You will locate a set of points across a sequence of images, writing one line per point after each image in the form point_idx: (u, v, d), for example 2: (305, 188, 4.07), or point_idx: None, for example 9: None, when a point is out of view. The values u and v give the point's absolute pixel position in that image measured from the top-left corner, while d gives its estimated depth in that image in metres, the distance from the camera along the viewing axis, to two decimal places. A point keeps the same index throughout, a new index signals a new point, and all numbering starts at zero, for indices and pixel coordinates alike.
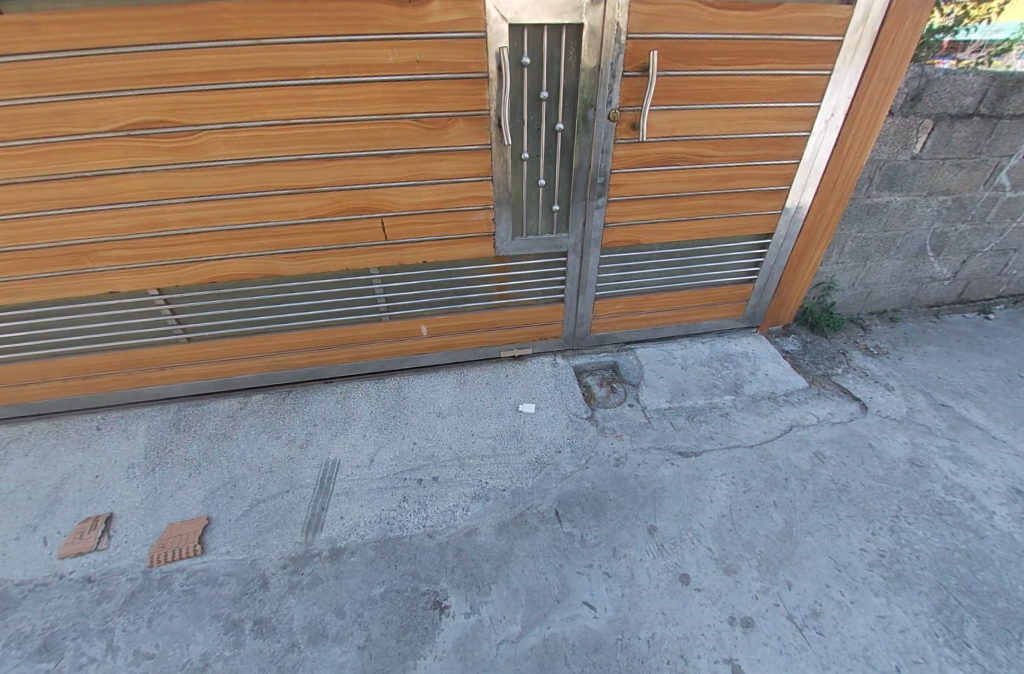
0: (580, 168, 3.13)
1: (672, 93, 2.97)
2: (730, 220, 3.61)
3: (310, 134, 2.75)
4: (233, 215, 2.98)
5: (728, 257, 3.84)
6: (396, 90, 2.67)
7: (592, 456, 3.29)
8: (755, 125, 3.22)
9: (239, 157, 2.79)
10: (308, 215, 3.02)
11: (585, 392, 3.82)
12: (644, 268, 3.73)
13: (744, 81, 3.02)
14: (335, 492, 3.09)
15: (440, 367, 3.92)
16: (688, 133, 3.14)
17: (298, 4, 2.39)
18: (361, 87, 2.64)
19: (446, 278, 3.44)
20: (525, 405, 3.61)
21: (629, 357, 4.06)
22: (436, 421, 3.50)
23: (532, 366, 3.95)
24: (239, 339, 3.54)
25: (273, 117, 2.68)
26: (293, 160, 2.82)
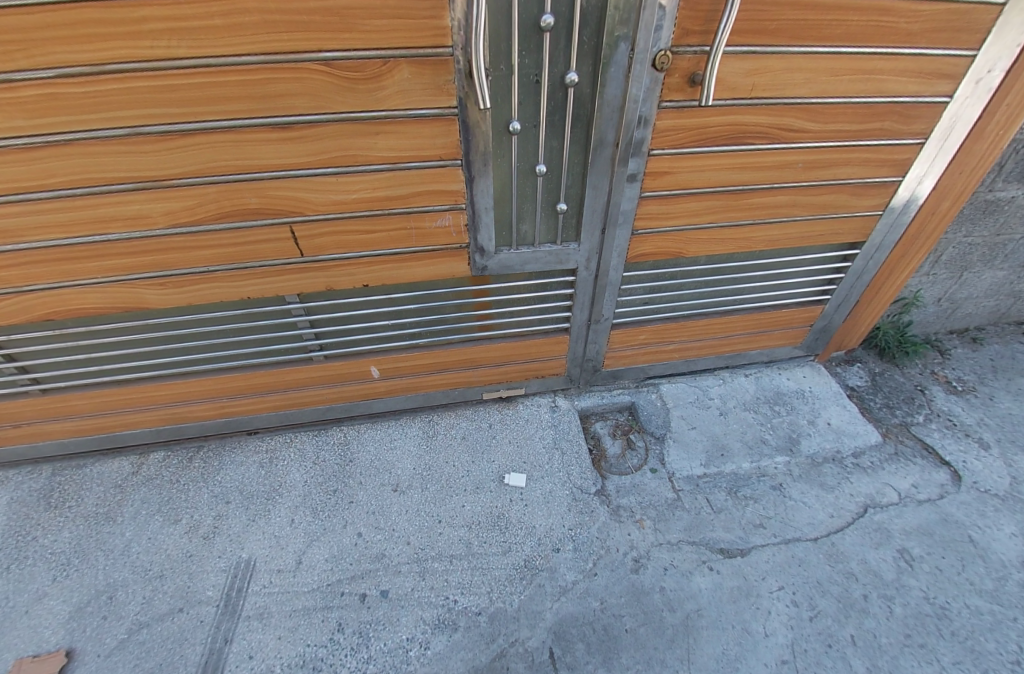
0: (600, 147, 2.00)
1: (759, 26, 1.80)
2: (810, 224, 2.52)
3: (145, 91, 1.59)
4: (49, 224, 1.86)
5: (796, 272, 2.78)
6: (285, 8, 1.48)
7: (601, 558, 2.42)
8: (876, 85, 2.06)
9: (31, 132, 1.63)
10: (174, 224, 1.91)
11: (593, 449, 2.90)
12: (680, 286, 2.69)
13: (878, 6, 1.84)
14: (245, 614, 2.25)
15: (402, 414, 2.96)
16: (773, 95, 1.99)
17: None
18: (218, 4, 1.46)
19: (401, 305, 2.39)
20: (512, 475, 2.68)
21: (651, 398, 3.10)
22: (391, 501, 2.59)
23: (523, 412, 2.99)
24: (117, 387, 2.54)
25: (70, 61, 1.51)
26: (124, 136, 1.67)
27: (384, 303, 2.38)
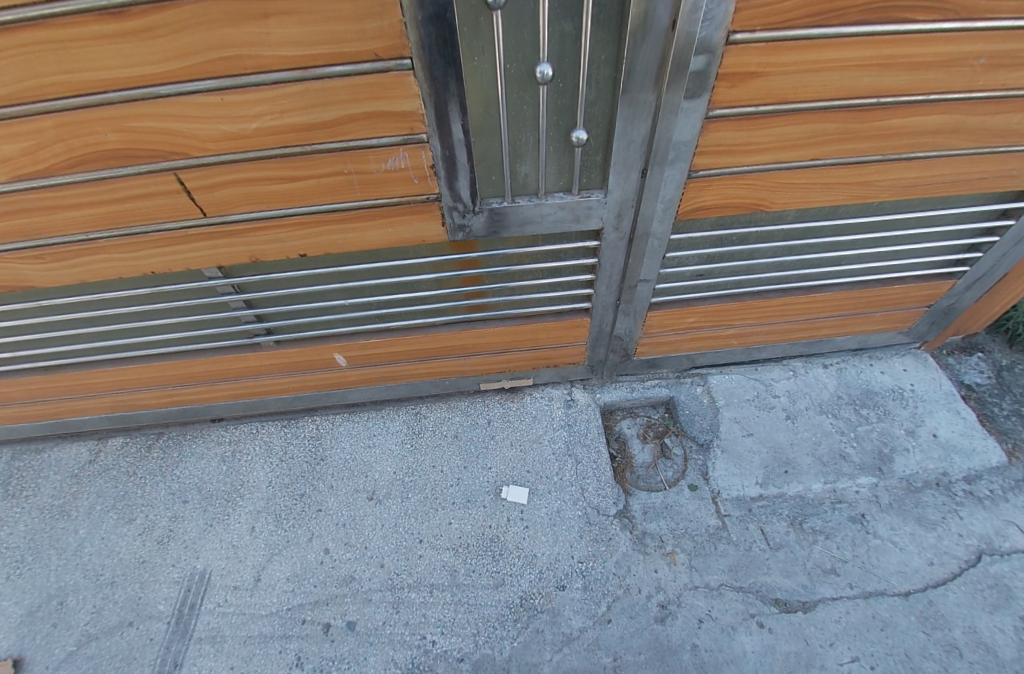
0: (645, 38, 1.18)
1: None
2: (972, 161, 1.63)
3: None
4: None
5: (927, 234, 1.92)
6: None
7: (620, 599, 1.90)
8: None
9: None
10: (16, 176, 1.35)
11: (616, 454, 2.30)
12: (750, 252, 1.92)
13: None
14: (196, 637, 1.95)
15: (384, 405, 2.47)
16: None
17: None
18: None
19: (359, 279, 1.78)
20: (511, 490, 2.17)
21: (695, 394, 2.43)
22: (366, 512, 2.16)
23: (529, 407, 2.42)
24: (49, 372, 2.15)
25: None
26: None
27: (337, 275, 1.78)
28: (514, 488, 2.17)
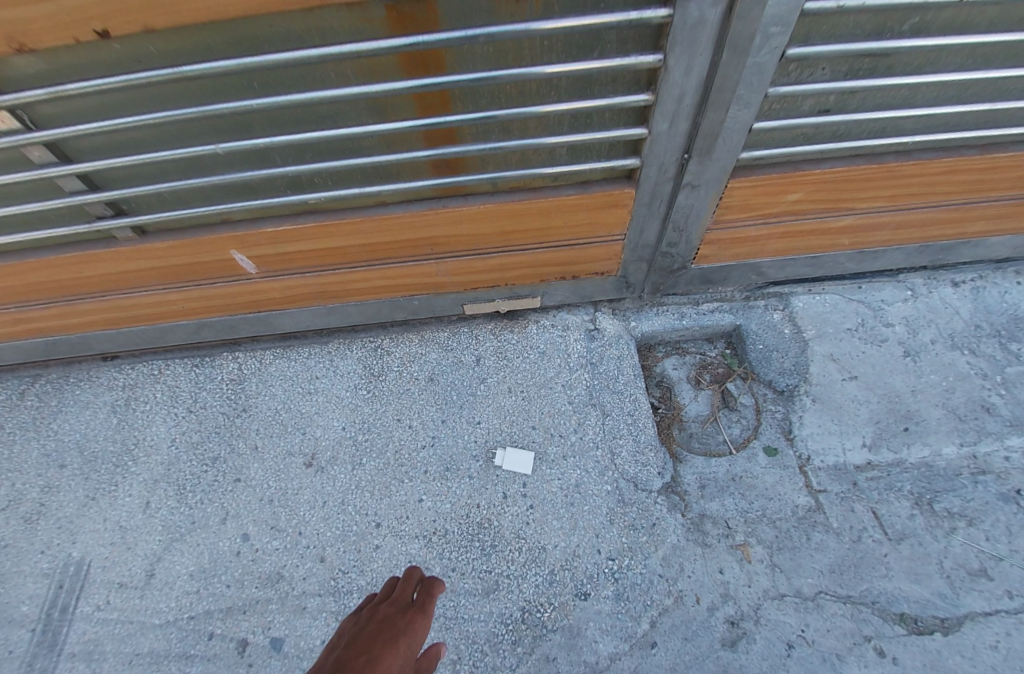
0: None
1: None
2: None
3: None
4: None
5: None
6: None
7: (671, 611, 1.28)
8: None
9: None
10: None
11: (660, 406, 1.60)
12: (924, 65, 1.05)
13: None
14: (64, 654, 1.34)
15: (331, 338, 1.73)
16: None
17: None
18: None
19: (227, 101, 0.97)
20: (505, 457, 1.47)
21: (772, 322, 1.68)
22: (302, 484, 1.49)
23: (537, 342, 1.66)
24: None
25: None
26: None
27: (191, 94, 0.98)
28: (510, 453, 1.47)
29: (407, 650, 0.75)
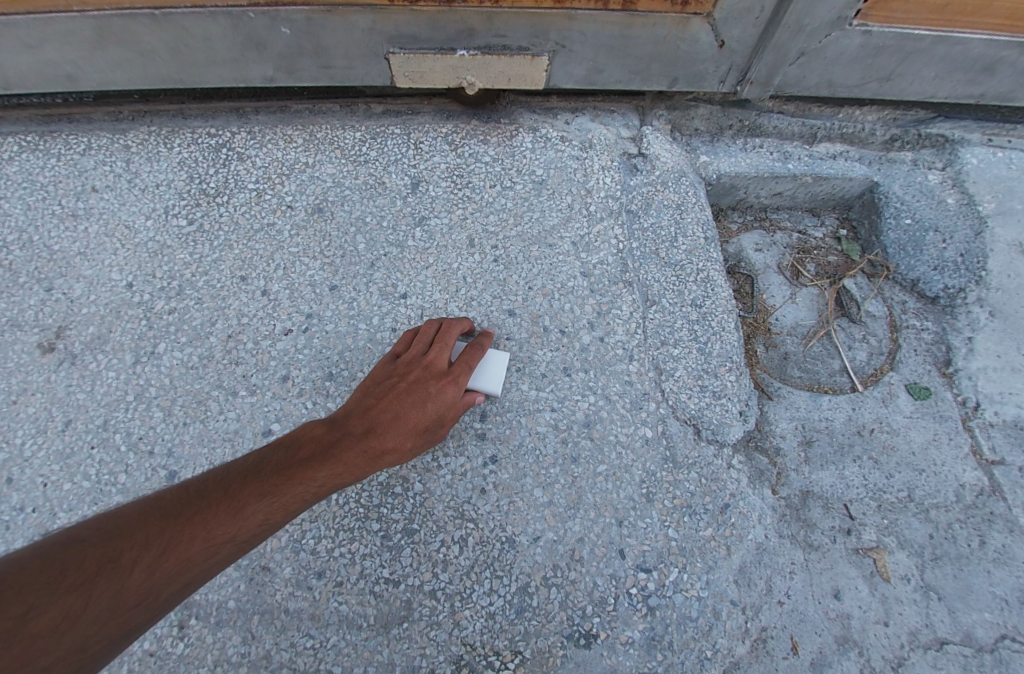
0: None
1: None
2: None
3: None
4: None
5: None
6: None
7: (748, 672, 0.63)
8: None
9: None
10: None
11: (738, 307, 0.91)
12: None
13: None
14: None
15: (134, 122, 0.87)
16: None
17: None
18: None
19: None
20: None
21: (925, 185, 1.00)
22: (30, 387, 0.68)
23: (536, 166, 0.87)
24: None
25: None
26: None
27: None
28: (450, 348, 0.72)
29: (438, 413, 0.60)
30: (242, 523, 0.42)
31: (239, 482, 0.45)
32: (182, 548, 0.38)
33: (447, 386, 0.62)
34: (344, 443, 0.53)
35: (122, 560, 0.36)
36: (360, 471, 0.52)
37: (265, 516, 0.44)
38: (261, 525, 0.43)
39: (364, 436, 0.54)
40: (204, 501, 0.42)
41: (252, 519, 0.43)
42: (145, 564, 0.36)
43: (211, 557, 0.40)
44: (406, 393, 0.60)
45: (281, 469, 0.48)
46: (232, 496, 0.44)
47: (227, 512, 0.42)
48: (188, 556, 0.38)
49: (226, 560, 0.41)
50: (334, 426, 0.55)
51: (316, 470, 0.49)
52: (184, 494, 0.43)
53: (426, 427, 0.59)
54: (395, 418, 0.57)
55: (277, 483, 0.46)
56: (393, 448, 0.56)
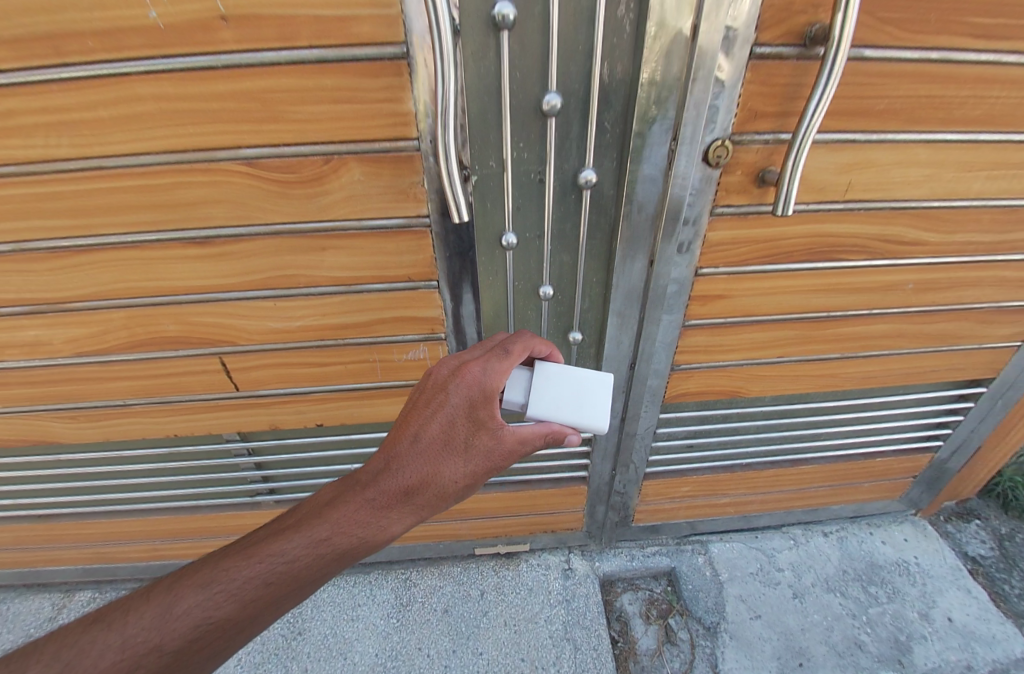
0: (654, 137, 1.04)
1: (923, 62, 1.01)
2: (924, 358, 1.73)
3: (19, 200, 1.09)
4: None
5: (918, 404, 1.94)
6: (186, 91, 0.94)
7: None
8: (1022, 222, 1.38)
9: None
10: (79, 354, 1.42)
11: (620, 640, 2.09)
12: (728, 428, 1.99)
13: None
14: None
15: (373, 569, 2.28)
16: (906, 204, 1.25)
17: None
18: (91, 92, 0.94)
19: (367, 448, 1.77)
20: (522, 386, 1.04)
21: (697, 565, 2.33)
22: None
23: (526, 579, 2.26)
24: (40, 521, 2.00)
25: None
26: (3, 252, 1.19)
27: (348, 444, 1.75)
28: (534, 373, 1.04)
29: (441, 434, 0.92)
30: (212, 604, 0.77)
31: (229, 560, 0.81)
32: (175, 602, 0.77)
33: (458, 394, 0.93)
34: (334, 509, 0.87)
35: (151, 607, 0.77)
36: (370, 532, 0.86)
37: (233, 587, 0.78)
38: (228, 594, 0.77)
39: (390, 487, 0.89)
40: (212, 566, 0.81)
41: (220, 600, 0.77)
42: (161, 610, 0.76)
43: (195, 628, 0.75)
44: (431, 439, 0.92)
45: (270, 538, 0.84)
46: (219, 574, 0.80)
47: (213, 578, 0.79)
48: (178, 627, 0.75)
49: (205, 618, 0.76)
50: (362, 483, 0.90)
51: (288, 541, 0.82)
52: (192, 570, 0.82)
53: (443, 474, 0.91)
54: (406, 452, 0.91)
55: (252, 569, 0.80)
56: (419, 494, 0.90)
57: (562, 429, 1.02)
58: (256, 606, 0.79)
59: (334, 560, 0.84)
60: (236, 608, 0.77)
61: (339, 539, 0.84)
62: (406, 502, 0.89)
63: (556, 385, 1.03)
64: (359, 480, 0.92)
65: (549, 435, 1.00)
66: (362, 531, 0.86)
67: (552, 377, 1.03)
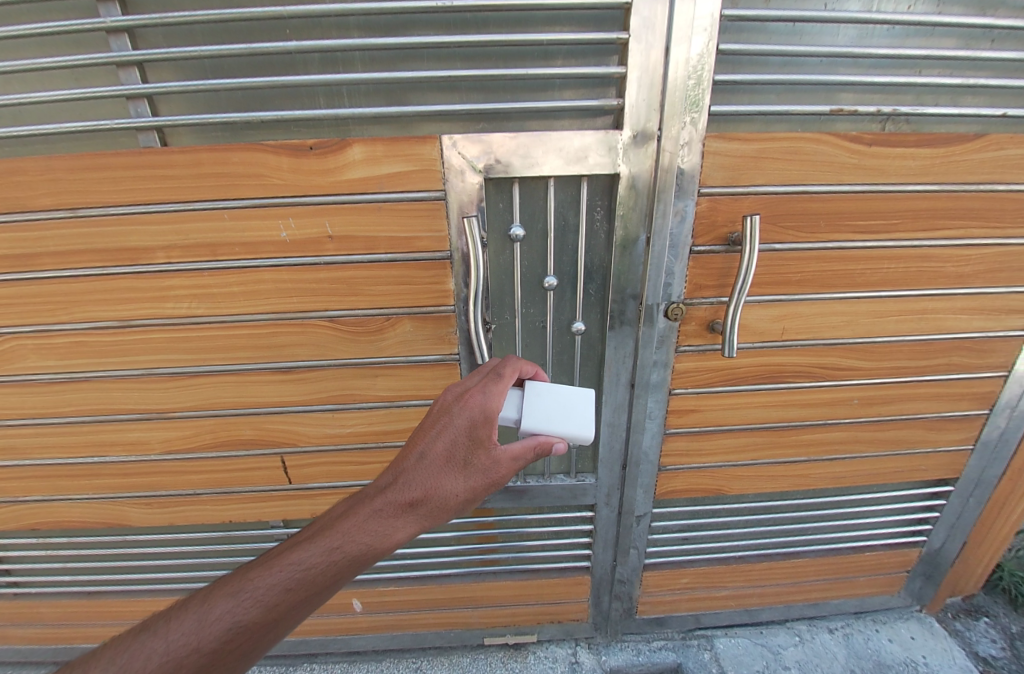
0: (627, 282, 1.39)
1: (821, 249, 1.40)
2: (888, 460, 1.95)
3: (163, 341, 1.48)
4: (55, 445, 1.70)
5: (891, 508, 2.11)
6: (298, 276, 1.37)
7: None
8: (946, 351, 1.65)
9: (62, 370, 1.55)
10: (168, 452, 1.70)
11: None
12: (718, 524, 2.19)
13: (918, 251, 1.44)
14: None
15: (386, 659, 2.35)
16: (840, 340, 1.58)
17: (124, 155, 1.23)
18: (236, 277, 1.37)
19: None
20: (515, 402, 1.06)
21: (703, 661, 2.34)
22: None
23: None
24: (88, 598, 2.14)
25: (105, 316, 1.45)
26: (136, 376, 1.54)
27: None
28: (526, 390, 1.08)
29: (444, 450, 0.93)
30: (240, 609, 0.74)
31: (254, 569, 0.79)
32: (207, 609, 0.74)
33: (461, 413, 0.96)
34: (349, 517, 0.86)
35: (185, 614, 0.74)
36: (380, 540, 0.83)
37: (261, 592, 0.75)
38: (257, 596, 0.75)
39: (396, 498, 0.88)
40: (238, 576, 0.79)
41: (249, 605, 0.74)
42: (196, 615, 0.73)
43: (226, 633, 0.72)
44: (436, 452, 0.93)
45: (292, 546, 0.82)
46: (245, 582, 0.76)
47: (240, 585, 0.76)
48: (209, 633, 0.72)
49: (237, 618, 0.73)
50: (370, 497, 0.90)
51: (310, 545, 0.81)
52: (222, 580, 0.79)
53: (447, 486, 0.90)
54: (413, 465, 0.92)
55: (276, 574, 0.78)
56: (424, 505, 0.88)
57: (548, 439, 1.02)
58: (281, 613, 0.76)
59: (349, 568, 0.81)
60: (262, 612, 0.75)
61: (353, 547, 0.82)
62: (413, 513, 0.87)
63: (546, 402, 1.07)
64: (373, 491, 0.91)
65: (537, 445, 1.00)
66: (373, 540, 0.83)
67: (543, 393, 1.08)
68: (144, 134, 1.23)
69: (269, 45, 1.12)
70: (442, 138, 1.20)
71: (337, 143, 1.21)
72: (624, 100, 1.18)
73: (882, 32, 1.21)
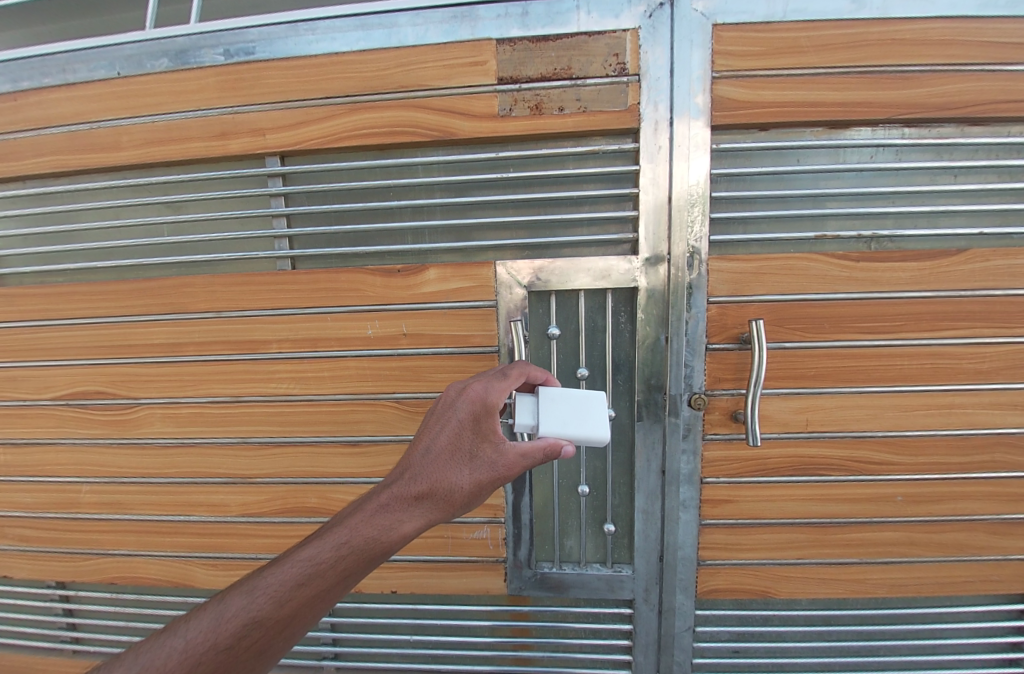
0: (652, 374, 1.60)
1: (832, 347, 1.56)
2: (962, 568, 1.76)
3: (262, 413, 1.79)
4: (154, 502, 1.93)
5: (989, 628, 1.83)
6: (377, 363, 1.68)
7: None
8: (988, 449, 1.65)
9: (176, 435, 1.86)
10: (242, 514, 1.90)
11: None
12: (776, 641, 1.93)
13: (929, 349, 1.55)
14: None
15: None
16: (869, 434, 1.63)
17: (265, 275, 1.68)
18: (328, 364, 1.71)
19: (430, 618, 2.01)
20: (530, 408, 1.22)
21: None
22: None
23: None
24: None
25: (224, 393, 1.80)
26: (234, 443, 1.83)
27: (413, 610, 2.02)
28: (539, 396, 1.23)
29: (449, 443, 1.11)
30: (254, 606, 0.89)
31: (270, 569, 0.94)
32: (224, 610, 0.89)
33: (463, 410, 1.14)
34: (354, 516, 1.01)
35: (205, 615, 0.89)
36: (387, 533, 0.99)
37: (272, 591, 0.91)
38: (268, 595, 0.90)
39: (404, 493, 1.04)
40: (252, 579, 0.94)
41: (262, 602, 0.90)
42: (215, 616, 0.88)
43: (243, 628, 0.88)
44: (440, 449, 1.10)
45: (301, 549, 0.97)
46: (259, 582, 0.92)
47: (252, 586, 0.91)
48: (228, 628, 0.87)
49: (250, 615, 0.88)
50: (379, 492, 1.06)
51: (317, 546, 0.96)
52: (235, 585, 0.94)
53: (450, 482, 1.07)
54: (418, 462, 1.08)
55: (289, 573, 0.93)
56: (430, 498, 1.05)
57: (558, 440, 1.16)
58: (292, 606, 0.91)
59: (357, 561, 0.96)
60: (276, 607, 0.90)
61: (361, 541, 0.97)
62: (419, 505, 1.03)
63: (557, 407, 1.21)
64: (378, 490, 1.06)
65: (545, 446, 1.14)
66: (382, 533, 0.99)
67: (555, 399, 1.23)
68: (280, 262, 1.69)
69: (379, 204, 1.59)
70: (497, 263, 1.56)
71: (417, 267, 1.60)
72: (637, 233, 1.51)
73: (853, 175, 1.50)
